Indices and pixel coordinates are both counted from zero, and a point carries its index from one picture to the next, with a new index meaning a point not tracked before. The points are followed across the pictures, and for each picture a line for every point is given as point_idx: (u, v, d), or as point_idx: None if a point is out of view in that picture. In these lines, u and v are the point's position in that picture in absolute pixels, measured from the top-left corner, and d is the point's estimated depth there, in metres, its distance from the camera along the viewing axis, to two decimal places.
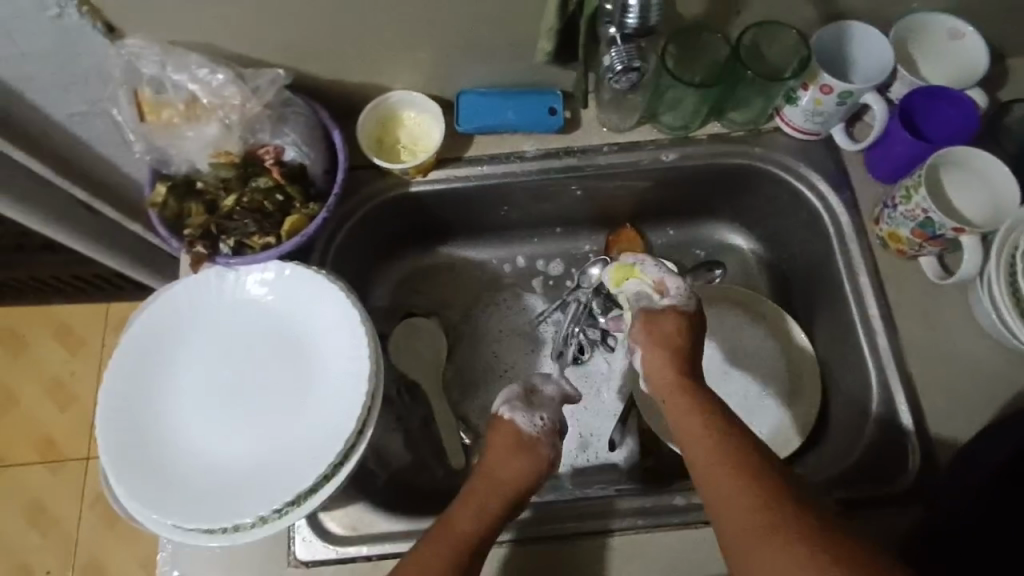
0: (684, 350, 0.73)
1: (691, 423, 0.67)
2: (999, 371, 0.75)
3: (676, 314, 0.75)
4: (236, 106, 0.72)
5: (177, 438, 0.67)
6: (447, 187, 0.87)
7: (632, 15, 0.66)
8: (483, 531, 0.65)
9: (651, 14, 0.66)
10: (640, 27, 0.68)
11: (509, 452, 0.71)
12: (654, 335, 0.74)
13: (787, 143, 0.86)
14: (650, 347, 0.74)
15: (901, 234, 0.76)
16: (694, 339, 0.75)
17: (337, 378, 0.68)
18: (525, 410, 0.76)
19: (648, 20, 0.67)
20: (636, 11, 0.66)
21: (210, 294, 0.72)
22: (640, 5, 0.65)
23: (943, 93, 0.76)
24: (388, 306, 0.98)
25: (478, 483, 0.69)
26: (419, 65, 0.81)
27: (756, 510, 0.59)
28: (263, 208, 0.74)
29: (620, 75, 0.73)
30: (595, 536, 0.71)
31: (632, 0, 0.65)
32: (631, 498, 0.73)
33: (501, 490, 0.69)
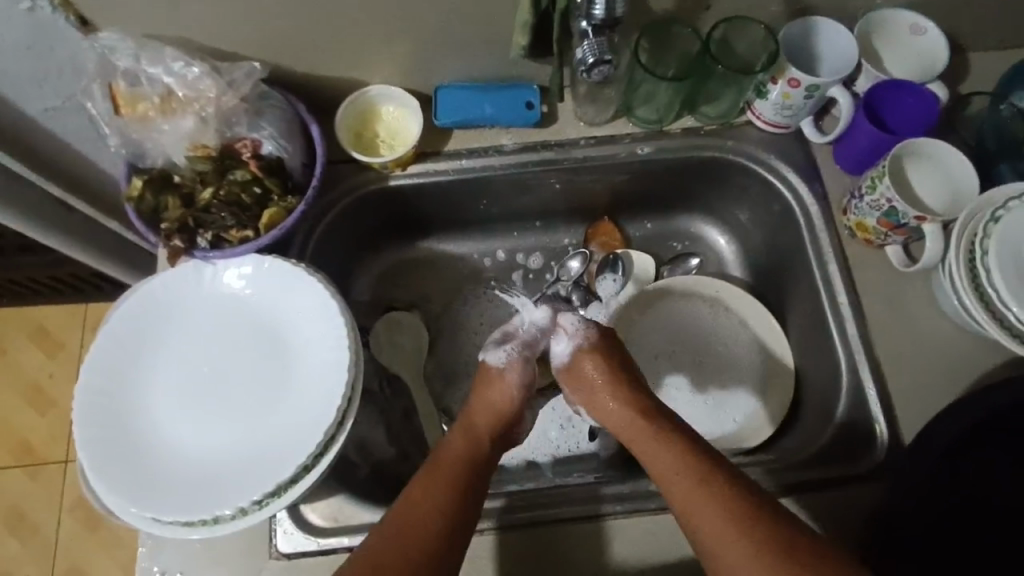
0: (630, 379, 0.78)
1: (648, 450, 0.69)
2: (961, 354, 0.78)
3: (589, 355, 0.79)
4: (212, 98, 0.71)
5: (157, 432, 0.67)
6: (427, 181, 0.88)
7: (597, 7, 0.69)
8: (477, 463, 0.69)
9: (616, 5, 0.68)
10: (607, 15, 0.70)
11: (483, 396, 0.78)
12: (583, 385, 0.79)
13: (758, 136, 0.88)
14: (592, 397, 0.78)
15: (868, 223, 0.79)
16: (631, 370, 0.79)
17: (317, 366, 0.69)
18: (496, 344, 0.82)
19: (614, 10, 0.69)
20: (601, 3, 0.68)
21: (189, 287, 0.72)
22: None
23: (904, 85, 0.79)
24: (370, 301, 0.99)
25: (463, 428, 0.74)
26: (395, 58, 0.82)
27: (726, 517, 0.61)
28: (239, 201, 0.73)
29: (593, 67, 0.73)
30: (575, 522, 0.72)
31: None
32: (605, 485, 0.75)
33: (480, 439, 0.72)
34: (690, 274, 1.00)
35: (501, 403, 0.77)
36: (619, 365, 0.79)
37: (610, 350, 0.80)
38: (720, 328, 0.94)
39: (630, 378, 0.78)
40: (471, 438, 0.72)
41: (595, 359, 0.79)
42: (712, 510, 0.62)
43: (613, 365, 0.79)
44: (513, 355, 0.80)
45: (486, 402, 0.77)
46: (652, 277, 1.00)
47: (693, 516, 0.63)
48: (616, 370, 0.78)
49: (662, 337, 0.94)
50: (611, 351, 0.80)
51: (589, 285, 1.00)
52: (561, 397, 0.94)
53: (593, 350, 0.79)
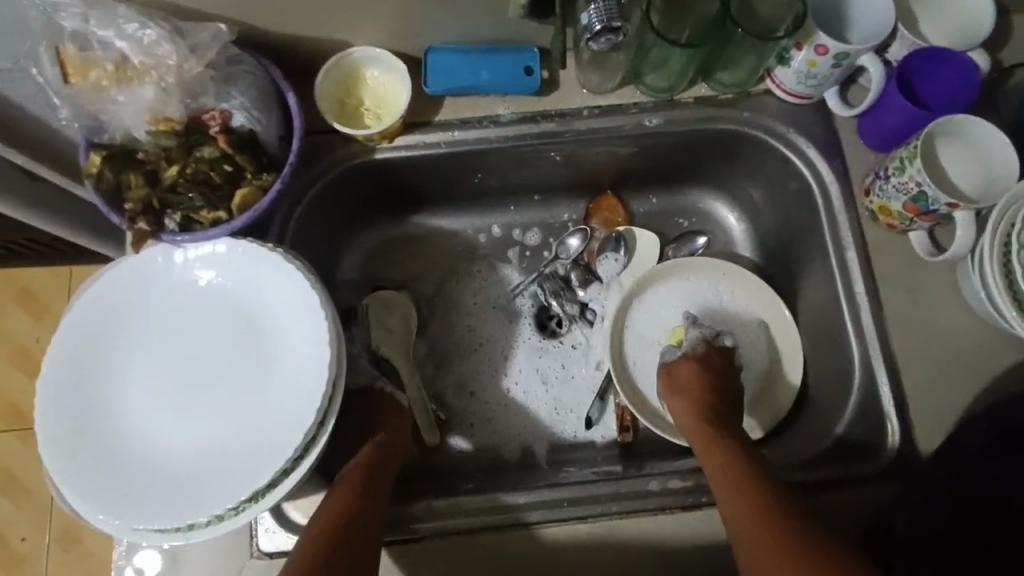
0: (725, 393, 0.77)
1: (713, 453, 0.69)
2: (982, 351, 0.73)
3: (689, 363, 0.79)
4: (173, 66, 0.63)
5: (127, 427, 0.63)
6: (417, 154, 0.81)
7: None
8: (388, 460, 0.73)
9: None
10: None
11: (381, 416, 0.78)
12: (672, 383, 0.79)
13: (776, 106, 0.81)
14: (671, 398, 0.78)
15: (892, 207, 0.73)
16: (736, 386, 0.78)
17: (297, 361, 0.64)
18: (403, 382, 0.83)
19: None
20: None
21: (156, 274, 0.67)
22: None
23: (941, 54, 0.71)
24: (359, 278, 0.94)
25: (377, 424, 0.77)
26: (382, 17, 0.74)
27: (765, 527, 0.60)
28: (209, 179, 0.67)
29: (599, 36, 0.67)
30: (533, 528, 0.70)
31: None
32: (561, 490, 0.72)
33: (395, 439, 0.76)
34: (697, 253, 0.94)
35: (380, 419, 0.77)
36: (719, 374, 0.78)
37: (717, 366, 0.79)
38: (727, 311, 0.89)
39: (727, 394, 0.77)
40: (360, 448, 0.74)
41: (694, 363, 0.79)
42: (756, 519, 0.61)
43: (714, 373, 0.78)
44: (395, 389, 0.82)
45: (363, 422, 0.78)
46: (657, 257, 0.94)
47: (737, 522, 0.62)
48: (721, 382, 0.77)
49: (666, 313, 0.90)
50: (716, 362, 0.79)
51: (588, 265, 0.94)
52: (560, 386, 0.91)
53: (699, 360, 0.79)
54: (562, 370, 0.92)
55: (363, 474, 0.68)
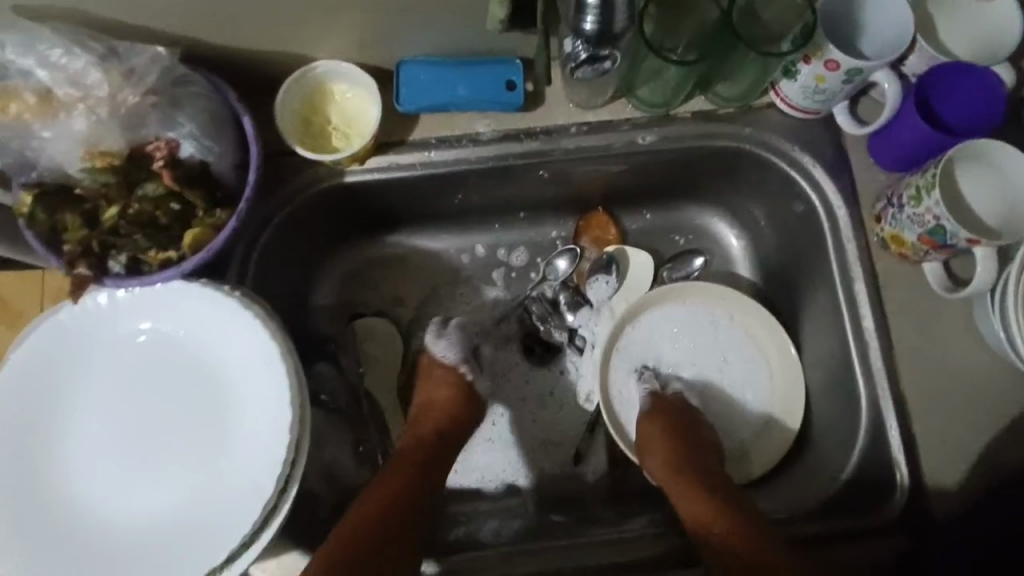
0: (691, 429, 0.77)
1: (692, 510, 0.67)
2: (999, 389, 0.69)
3: (649, 410, 0.78)
4: (103, 97, 0.56)
5: (79, 494, 0.59)
6: (390, 176, 0.75)
7: (591, 15, 0.60)
8: (432, 461, 0.73)
9: (617, 20, 0.60)
10: (602, 31, 0.61)
11: (428, 387, 0.80)
12: (640, 437, 0.77)
13: (780, 122, 0.75)
14: (642, 451, 0.77)
15: (905, 237, 0.67)
16: (700, 423, 0.78)
17: (257, 419, 0.59)
18: (441, 340, 0.83)
19: (611, 22, 0.61)
20: (596, 9, 0.59)
21: (101, 325, 0.61)
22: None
23: (964, 68, 0.64)
24: (334, 304, 0.88)
25: (423, 417, 0.77)
26: (347, 29, 0.67)
27: None
28: (155, 219, 0.60)
29: (582, 65, 0.67)
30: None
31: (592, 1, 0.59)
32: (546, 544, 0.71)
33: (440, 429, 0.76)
34: (694, 275, 0.88)
35: (438, 398, 0.79)
36: (680, 421, 0.77)
37: (673, 407, 0.79)
38: (725, 338, 0.84)
39: (693, 430, 0.77)
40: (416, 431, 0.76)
41: (653, 413, 0.78)
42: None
43: (674, 420, 0.77)
44: (451, 353, 0.82)
45: (425, 396, 0.80)
46: (651, 279, 0.89)
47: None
48: (684, 428, 0.76)
49: (662, 337, 0.85)
50: (675, 403, 0.79)
51: (578, 287, 0.89)
52: (549, 420, 0.86)
53: (658, 407, 0.78)
54: (551, 402, 0.87)
55: (412, 475, 0.70)
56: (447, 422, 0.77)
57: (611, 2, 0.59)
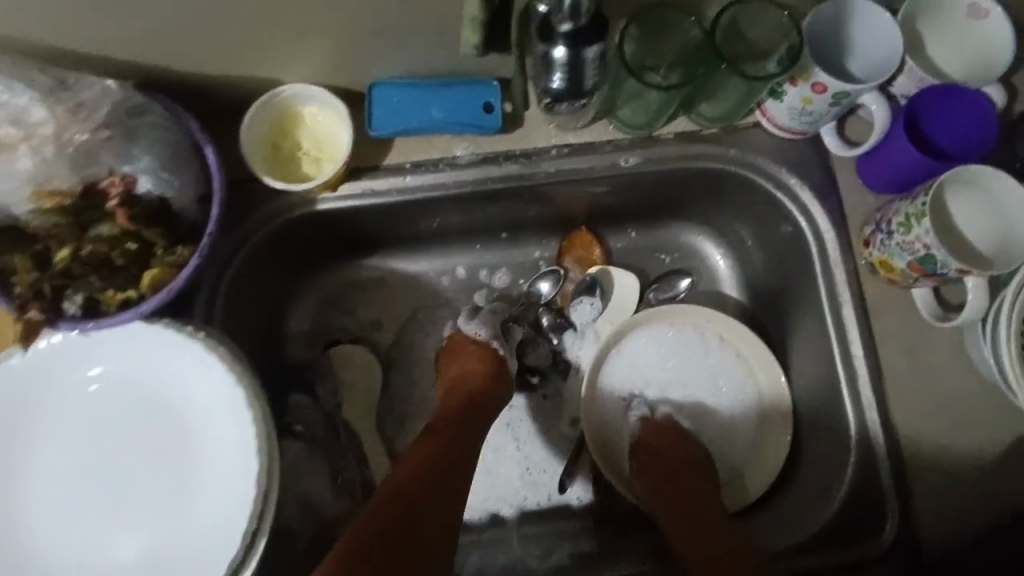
0: (678, 449, 0.76)
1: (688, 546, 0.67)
2: (989, 417, 0.67)
3: (645, 434, 0.77)
4: (48, 134, 0.53)
5: (40, 545, 0.56)
6: (364, 203, 0.72)
7: (560, 74, 0.60)
8: (468, 436, 0.72)
9: (586, 78, 0.61)
10: (572, 86, 0.62)
11: (457, 362, 0.79)
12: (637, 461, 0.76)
13: (765, 142, 0.73)
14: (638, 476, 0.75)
15: (895, 264, 0.65)
16: (689, 441, 0.77)
17: (225, 468, 0.56)
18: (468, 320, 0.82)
19: (580, 78, 0.61)
20: (565, 70, 0.59)
21: (57, 368, 0.58)
22: (570, 62, 0.58)
23: (954, 91, 0.63)
24: (310, 330, 0.85)
25: (456, 388, 0.77)
26: (314, 52, 0.64)
27: None
28: (110, 260, 0.57)
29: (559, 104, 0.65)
30: None
31: (562, 58, 0.58)
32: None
33: (475, 400, 0.75)
34: (680, 297, 0.86)
35: (470, 370, 0.78)
36: (675, 449, 0.75)
37: (666, 434, 0.76)
38: (714, 361, 0.81)
39: (677, 450, 0.75)
40: (448, 403, 0.76)
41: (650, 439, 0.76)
42: None
43: (670, 448, 0.75)
44: (485, 329, 0.81)
45: (458, 370, 0.78)
46: (636, 301, 0.86)
47: None
48: (679, 458, 0.75)
49: (647, 359, 0.82)
50: (661, 422, 0.78)
51: (562, 310, 0.86)
52: (535, 446, 0.84)
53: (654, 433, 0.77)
54: (536, 429, 0.84)
55: (444, 453, 0.69)
56: (481, 386, 0.77)
57: (580, 64, 0.59)
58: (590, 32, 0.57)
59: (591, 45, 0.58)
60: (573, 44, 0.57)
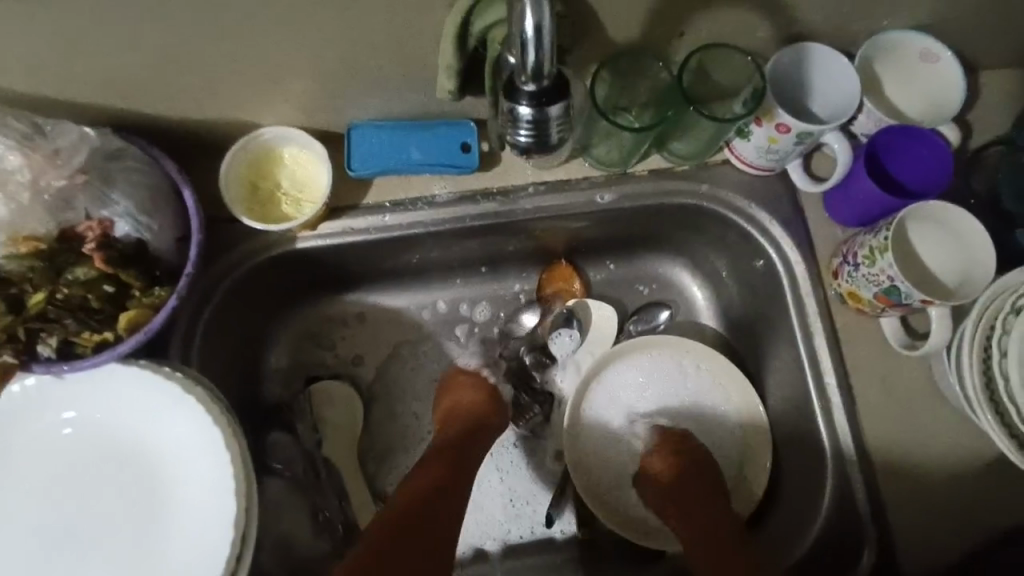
0: (691, 470, 0.76)
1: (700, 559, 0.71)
2: (958, 442, 0.69)
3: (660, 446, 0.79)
4: (25, 182, 0.54)
5: None
6: (343, 241, 0.73)
7: (524, 131, 0.53)
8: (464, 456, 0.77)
9: (551, 135, 0.54)
10: (537, 142, 0.55)
11: (452, 389, 0.83)
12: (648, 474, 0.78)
13: (734, 178, 0.75)
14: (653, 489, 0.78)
15: (862, 294, 0.67)
16: (701, 456, 0.78)
17: (199, 510, 0.55)
18: (474, 345, 0.88)
19: (546, 136, 0.54)
20: (530, 127, 0.53)
21: (33, 410, 0.57)
22: (535, 121, 0.52)
23: (913, 132, 0.65)
24: (289, 366, 0.85)
25: (450, 412, 0.81)
26: (293, 97, 0.65)
27: None
28: (86, 303, 0.57)
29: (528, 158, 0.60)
30: None
31: (525, 115, 0.52)
32: None
33: (472, 421, 0.79)
34: (659, 327, 0.87)
35: (466, 399, 0.81)
36: (690, 462, 0.77)
37: (676, 444, 0.78)
38: (694, 392, 0.82)
39: (690, 467, 0.76)
40: (445, 432, 0.79)
41: (668, 454, 0.77)
42: None
43: (688, 462, 0.77)
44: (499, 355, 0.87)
45: (454, 399, 0.82)
46: (615, 332, 0.87)
47: None
48: (695, 470, 0.76)
49: (633, 388, 0.82)
50: (666, 448, 0.78)
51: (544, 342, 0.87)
52: (518, 480, 0.83)
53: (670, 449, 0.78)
54: (519, 464, 0.84)
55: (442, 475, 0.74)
56: (477, 411, 0.80)
57: (545, 122, 0.52)
58: (553, 92, 0.51)
59: (554, 103, 0.52)
60: (537, 101, 0.51)
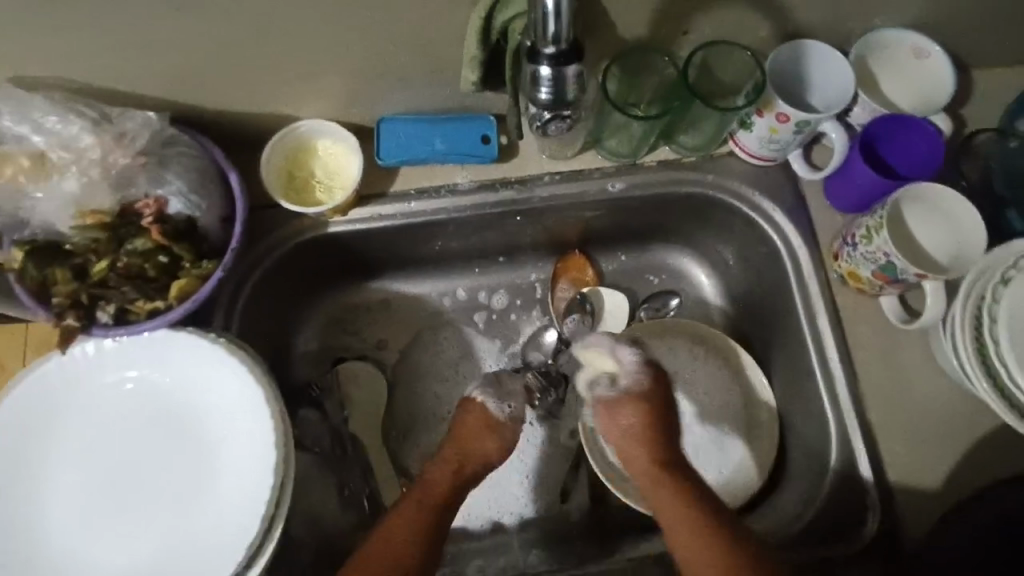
0: (659, 423, 0.75)
1: (672, 516, 0.69)
2: (957, 415, 0.72)
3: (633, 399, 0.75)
4: (95, 159, 0.60)
5: (66, 543, 0.59)
6: (371, 226, 0.78)
7: (545, 90, 0.59)
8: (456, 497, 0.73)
9: (568, 94, 0.60)
10: (556, 101, 0.61)
11: (465, 421, 0.77)
12: (613, 427, 0.75)
13: (739, 169, 0.80)
14: (620, 442, 0.75)
15: (861, 273, 0.71)
16: (671, 409, 0.77)
17: (243, 460, 0.60)
18: (493, 331, 0.93)
19: (564, 95, 0.60)
20: (550, 86, 0.59)
21: (90, 373, 0.62)
22: (554, 80, 0.58)
23: (905, 120, 0.70)
24: (317, 350, 0.90)
25: (452, 447, 0.76)
26: (329, 91, 0.71)
27: None
28: (144, 273, 0.62)
29: (549, 122, 0.66)
30: None
31: (545, 75, 0.58)
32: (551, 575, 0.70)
33: (473, 462, 0.75)
34: (669, 314, 0.91)
35: (478, 438, 0.76)
36: (656, 415, 0.75)
37: (655, 395, 0.76)
38: (703, 374, 0.86)
39: (659, 419, 0.75)
40: (446, 472, 0.74)
41: (637, 408, 0.74)
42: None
43: (655, 415, 0.75)
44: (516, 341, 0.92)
45: (466, 433, 0.76)
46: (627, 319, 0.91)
47: None
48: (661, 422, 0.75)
49: None
50: (626, 412, 0.74)
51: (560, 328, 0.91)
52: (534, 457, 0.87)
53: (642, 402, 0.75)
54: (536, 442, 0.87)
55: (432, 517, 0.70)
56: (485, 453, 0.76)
57: (563, 82, 0.59)
58: (571, 54, 0.57)
59: (571, 65, 0.58)
60: (556, 63, 0.57)
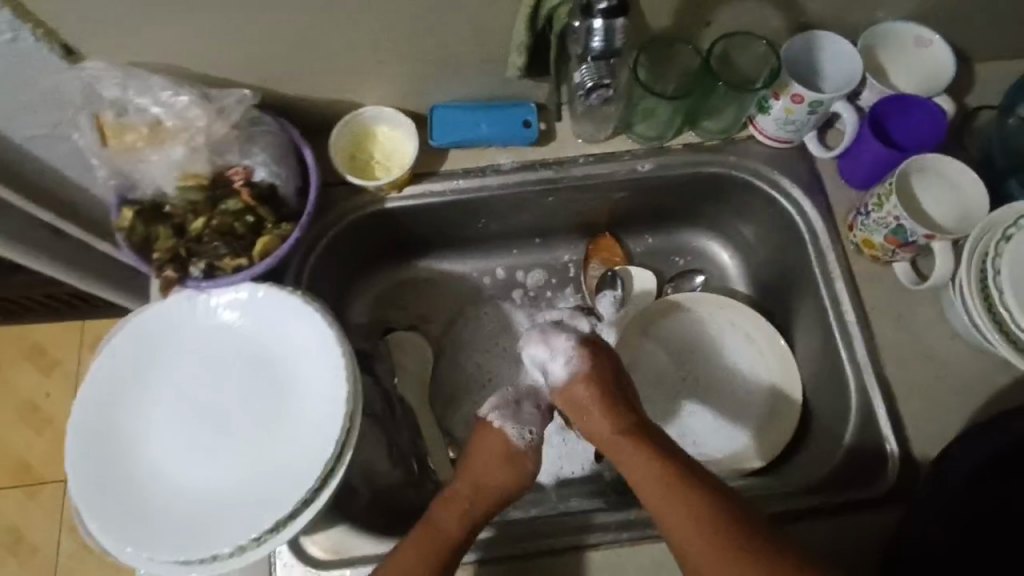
0: (615, 391, 0.76)
1: (642, 473, 0.70)
2: (969, 370, 0.77)
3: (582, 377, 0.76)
4: (202, 127, 0.71)
5: (157, 469, 0.66)
6: (423, 203, 0.87)
7: (597, 39, 0.69)
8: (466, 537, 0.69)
9: (616, 42, 0.70)
10: (605, 49, 0.70)
11: (477, 458, 0.75)
12: (571, 405, 0.76)
13: (760, 151, 0.87)
14: (583, 418, 0.76)
15: (874, 240, 0.77)
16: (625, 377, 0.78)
17: (314, 402, 0.67)
18: (530, 307, 1.00)
19: (612, 43, 0.70)
20: (602, 35, 0.68)
21: (182, 320, 0.71)
22: (605, 29, 0.68)
23: (911, 100, 0.77)
24: (368, 322, 0.98)
25: (459, 485, 0.73)
26: (392, 80, 0.81)
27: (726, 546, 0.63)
28: (233, 229, 0.73)
29: (592, 91, 0.77)
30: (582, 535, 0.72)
31: (596, 26, 0.68)
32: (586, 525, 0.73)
33: (487, 496, 0.73)
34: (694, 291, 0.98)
35: (496, 476, 0.74)
36: (611, 385, 0.76)
37: (597, 365, 0.77)
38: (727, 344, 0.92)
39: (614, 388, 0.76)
40: (451, 510, 0.70)
41: (591, 385, 0.75)
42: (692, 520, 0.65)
43: (607, 385, 0.76)
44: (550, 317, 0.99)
45: (478, 471, 0.74)
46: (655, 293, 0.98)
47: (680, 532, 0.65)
48: (616, 388, 0.76)
49: (674, 344, 0.93)
50: (579, 388, 0.75)
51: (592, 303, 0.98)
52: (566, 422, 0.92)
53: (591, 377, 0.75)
54: None
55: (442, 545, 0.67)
56: (503, 489, 0.74)
57: (613, 31, 0.68)
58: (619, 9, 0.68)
59: (619, 17, 0.68)
60: (608, 14, 0.67)
